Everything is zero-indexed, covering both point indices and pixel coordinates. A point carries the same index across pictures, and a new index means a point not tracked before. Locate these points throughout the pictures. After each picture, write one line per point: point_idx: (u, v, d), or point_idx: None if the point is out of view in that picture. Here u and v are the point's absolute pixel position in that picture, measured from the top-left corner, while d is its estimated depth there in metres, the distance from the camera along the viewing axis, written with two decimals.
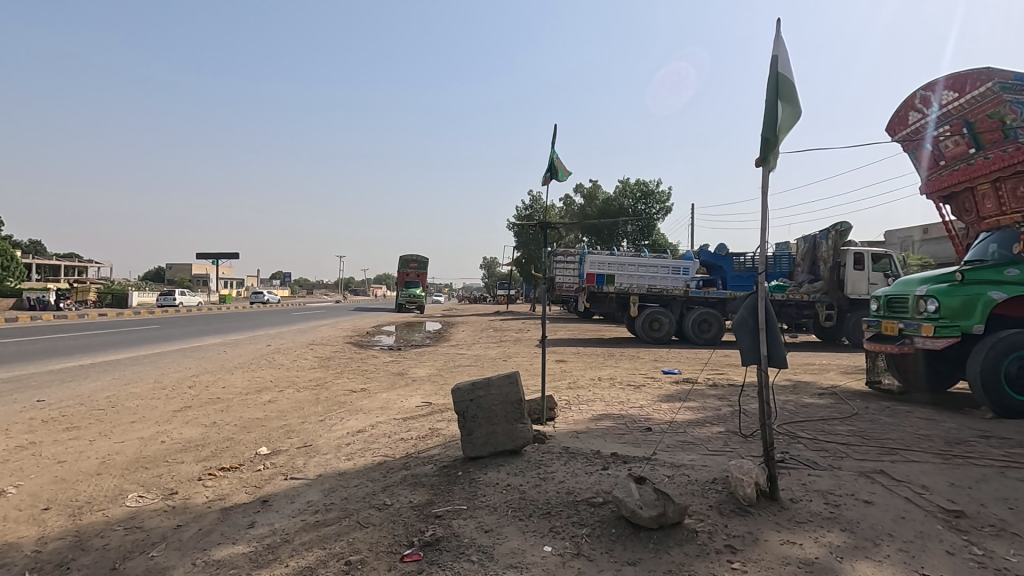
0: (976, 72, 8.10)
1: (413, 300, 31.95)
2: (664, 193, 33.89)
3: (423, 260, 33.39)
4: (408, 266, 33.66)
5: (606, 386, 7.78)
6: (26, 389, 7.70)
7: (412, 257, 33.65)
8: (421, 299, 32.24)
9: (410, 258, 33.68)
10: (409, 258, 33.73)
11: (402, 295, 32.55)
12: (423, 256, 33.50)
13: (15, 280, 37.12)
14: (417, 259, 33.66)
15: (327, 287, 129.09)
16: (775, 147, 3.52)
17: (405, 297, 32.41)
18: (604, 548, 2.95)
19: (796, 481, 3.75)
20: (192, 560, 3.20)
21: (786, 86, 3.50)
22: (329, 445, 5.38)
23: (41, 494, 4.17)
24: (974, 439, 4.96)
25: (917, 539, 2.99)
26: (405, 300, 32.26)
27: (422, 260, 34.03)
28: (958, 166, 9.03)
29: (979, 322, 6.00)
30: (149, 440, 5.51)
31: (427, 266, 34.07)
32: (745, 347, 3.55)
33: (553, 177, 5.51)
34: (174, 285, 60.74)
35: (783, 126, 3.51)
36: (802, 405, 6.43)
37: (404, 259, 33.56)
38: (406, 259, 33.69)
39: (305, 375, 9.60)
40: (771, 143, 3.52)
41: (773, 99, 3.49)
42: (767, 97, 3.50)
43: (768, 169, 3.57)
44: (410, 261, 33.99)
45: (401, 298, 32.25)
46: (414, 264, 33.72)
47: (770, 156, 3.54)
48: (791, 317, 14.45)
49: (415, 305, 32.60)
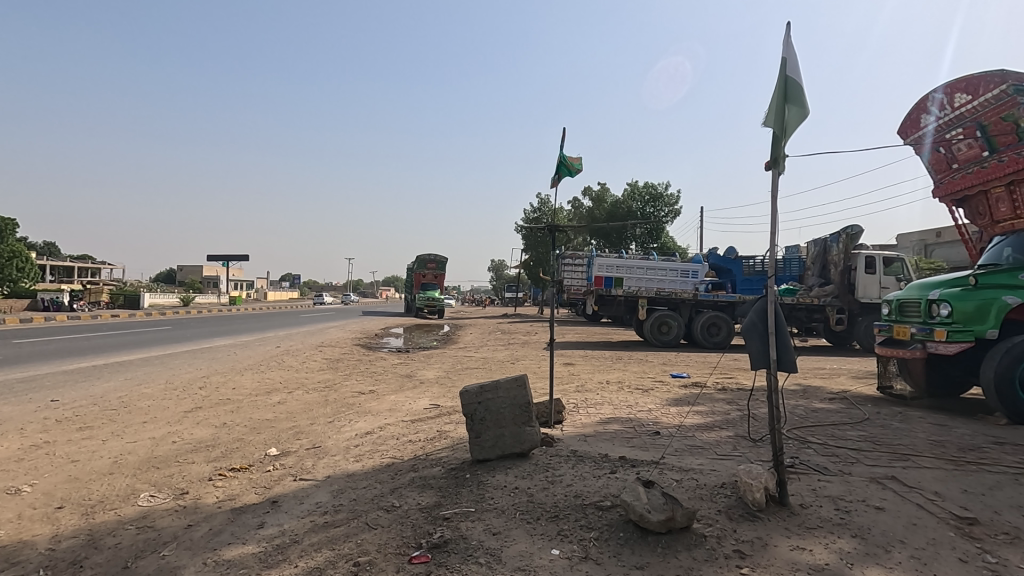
0: (990, 74, 8.16)
1: (434, 303, 31.35)
2: (673, 196, 33.69)
3: (441, 260, 33.15)
4: (425, 267, 33.51)
5: (614, 390, 7.79)
6: (41, 389, 7.82)
7: (430, 257, 33.38)
8: (439, 300, 31.81)
9: (428, 258, 33.32)
10: (427, 258, 33.38)
11: (420, 296, 32.11)
12: (441, 255, 33.22)
13: (30, 280, 37.41)
14: (435, 259, 33.37)
15: (336, 288, 129.99)
16: (783, 146, 3.51)
17: (422, 298, 31.57)
18: (613, 552, 2.94)
19: (806, 487, 3.72)
20: (203, 560, 3.22)
21: (793, 86, 3.47)
22: (338, 446, 5.42)
23: (54, 493, 4.21)
24: (989, 445, 4.89)
25: (928, 546, 2.96)
26: (423, 301, 31.49)
27: (440, 260, 33.76)
28: (971, 169, 8.93)
29: (993, 326, 5.93)
30: (161, 440, 5.56)
31: (444, 266, 33.86)
32: (755, 352, 3.51)
33: (564, 176, 5.53)
34: (187, 286, 61.82)
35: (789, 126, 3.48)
36: (812, 411, 6.37)
37: (421, 259, 33.17)
38: (423, 258, 33.20)
39: (313, 377, 9.65)
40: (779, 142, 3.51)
41: (780, 99, 3.48)
42: (774, 101, 3.50)
43: (780, 170, 3.55)
44: (427, 261, 33.54)
45: (418, 299, 31.55)
46: (431, 264, 33.34)
47: (778, 155, 3.53)
48: (801, 321, 14.37)
49: (432, 310, 32.09)
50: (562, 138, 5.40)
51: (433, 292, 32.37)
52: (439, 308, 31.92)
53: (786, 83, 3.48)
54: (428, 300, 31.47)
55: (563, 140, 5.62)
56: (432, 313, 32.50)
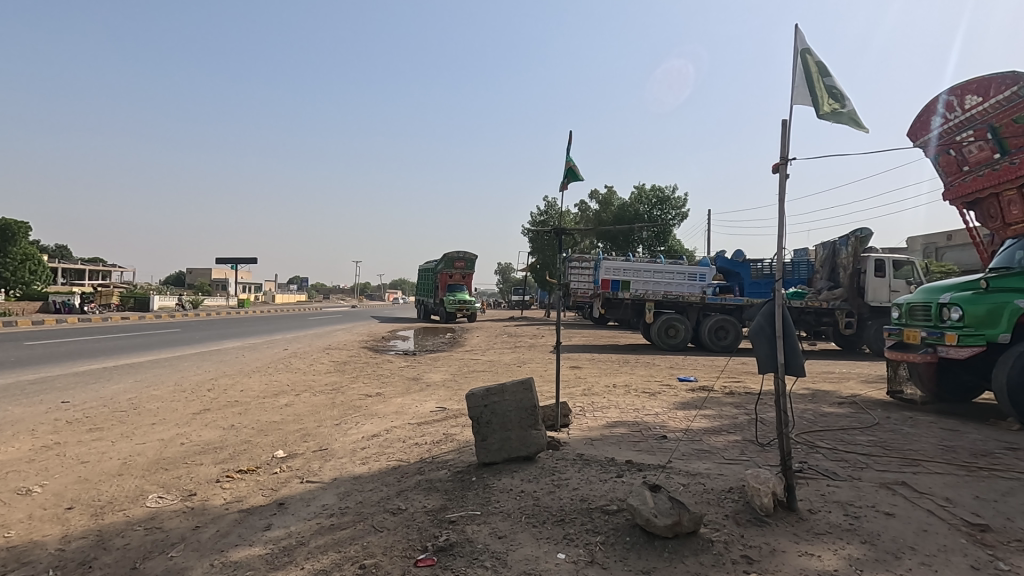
0: (1002, 75, 8.14)
1: (463, 305, 31.21)
2: (681, 199, 33.59)
3: (470, 260, 31.88)
4: (452, 266, 32.17)
5: (622, 393, 7.73)
6: (52, 391, 7.90)
7: (459, 257, 32.09)
8: (468, 301, 31.87)
9: (455, 258, 32.10)
10: (454, 257, 32.09)
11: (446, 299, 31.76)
12: (470, 254, 31.97)
13: (40, 282, 37.77)
14: (463, 258, 32.04)
15: (345, 291, 130.45)
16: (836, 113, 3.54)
17: (452, 300, 31.57)
18: (619, 556, 2.92)
19: (815, 492, 3.69)
20: (210, 561, 3.24)
21: (815, 61, 3.54)
22: (345, 449, 5.43)
23: (63, 493, 4.26)
24: (1002, 451, 4.82)
25: (940, 553, 2.92)
26: (452, 305, 31.44)
27: (468, 259, 32.58)
28: (982, 171, 8.81)
29: (1005, 331, 5.81)
30: (170, 441, 5.62)
31: (471, 265, 32.62)
32: (763, 356, 3.50)
33: (570, 181, 5.53)
34: (198, 287, 62.81)
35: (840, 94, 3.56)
36: (821, 415, 6.31)
37: (450, 258, 31.96)
38: (452, 258, 31.86)
39: (321, 380, 9.66)
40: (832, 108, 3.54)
41: (809, 72, 3.52)
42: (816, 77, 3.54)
43: (795, 160, 3.63)
44: (455, 260, 32.22)
45: (448, 300, 31.46)
46: (460, 263, 32.04)
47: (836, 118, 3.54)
48: (810, 325, 14.27)
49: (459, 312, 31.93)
50: (568, 140, 5.45)
51: (461, 295, 32.06)
52: (471, 311, 32.05)
53: (806, 57, 3.54)
54: (458, 302, 31.49)
55: (569, 146, 5.65)
56: (456, 315, 32.09)
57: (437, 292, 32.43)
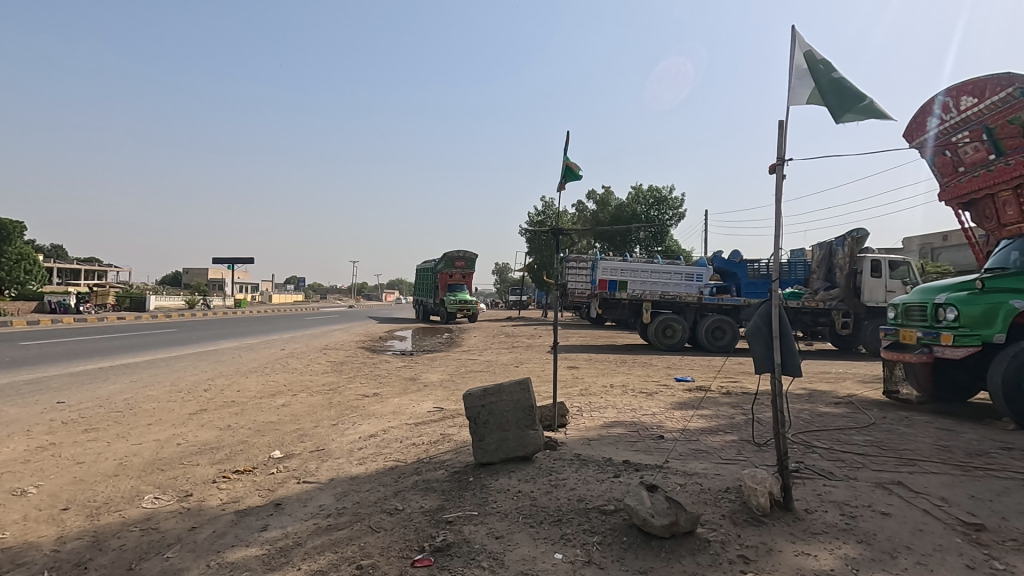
0: (997, 77, 8.26)
1: (462, 305, 31.16)
2: (679, 199, 33.64)
3: (470, 260, 31.76)
4: (452, 266, 31.99)
5: (619, 393, 7.75)
6: (48, 392, 7.86)
7: (459, 257, 31.87)
8: (467, 301, 31.87)
9: (455, 258, 31.92)
10: (454, 258, 31.90)
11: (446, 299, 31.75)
12: (469, 254, 31.90)
13: (36, 283, 37.58)
14: (463, 258, 31.81)
15: (342, 291, 130.23)
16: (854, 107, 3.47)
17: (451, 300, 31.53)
18: (616, 556, 2.93)
19: (811, 492, 3.70)
20: (206, 562, 3.23)
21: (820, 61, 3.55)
22: (342, 449, 5.42)
23: (59, 494, 4.25)
24: (997, 451, 4.83)
25: (935, 552, 2.93)
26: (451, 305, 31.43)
27: (467, 259, 32.54)
28: (977, 172, 8.85)
29: (1000, 331, 5.85)
30: (166, 442, 5.61)
31: (471, 265, 32.45)
32: (759, 356, 3.50)
33: (569, 180, 5.52)
34: (195, 287, 62.57)
35: (855, 89, 3.51)
36: (817, 415, 6.32)
37: (450, 258, 31.80)
38: (451, 258, 31.79)
39: (319, 380, 9.64)
40: (851, 104, 3.48)
41: (816, 73, 3.54)
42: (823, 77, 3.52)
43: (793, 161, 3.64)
44: (455, 259, 32.12)
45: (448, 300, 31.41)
46: (461, 262, 31.86)
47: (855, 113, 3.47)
48: (806, 325, 14.32)
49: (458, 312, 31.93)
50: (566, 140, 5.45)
51: (461, 296, 32.08)
52: (470, 311, 32.05)
53: (811, 58, 3.56)
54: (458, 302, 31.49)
55: (566, 146, 5.65)
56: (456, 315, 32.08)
57: (437, 292, 32.36)
